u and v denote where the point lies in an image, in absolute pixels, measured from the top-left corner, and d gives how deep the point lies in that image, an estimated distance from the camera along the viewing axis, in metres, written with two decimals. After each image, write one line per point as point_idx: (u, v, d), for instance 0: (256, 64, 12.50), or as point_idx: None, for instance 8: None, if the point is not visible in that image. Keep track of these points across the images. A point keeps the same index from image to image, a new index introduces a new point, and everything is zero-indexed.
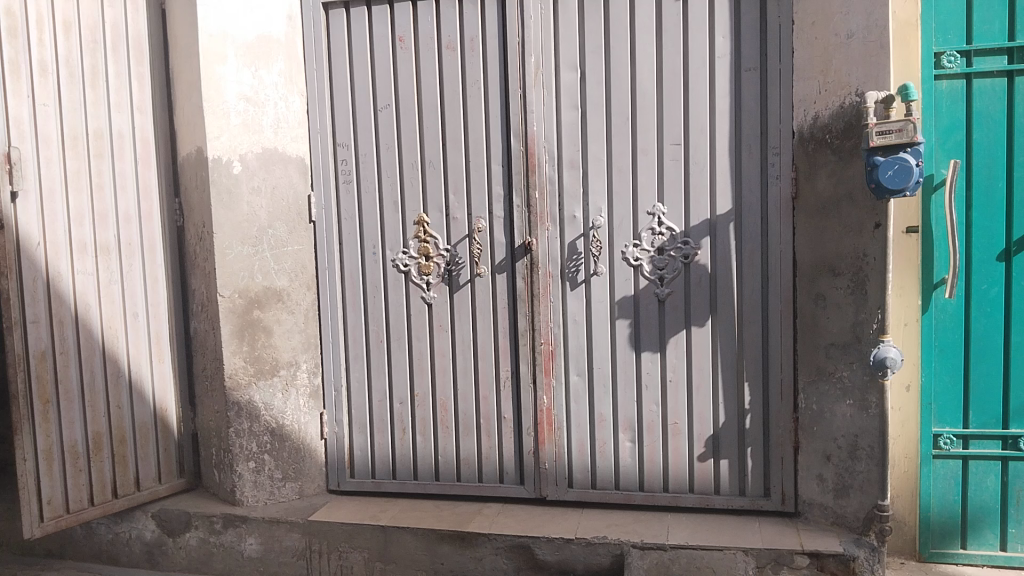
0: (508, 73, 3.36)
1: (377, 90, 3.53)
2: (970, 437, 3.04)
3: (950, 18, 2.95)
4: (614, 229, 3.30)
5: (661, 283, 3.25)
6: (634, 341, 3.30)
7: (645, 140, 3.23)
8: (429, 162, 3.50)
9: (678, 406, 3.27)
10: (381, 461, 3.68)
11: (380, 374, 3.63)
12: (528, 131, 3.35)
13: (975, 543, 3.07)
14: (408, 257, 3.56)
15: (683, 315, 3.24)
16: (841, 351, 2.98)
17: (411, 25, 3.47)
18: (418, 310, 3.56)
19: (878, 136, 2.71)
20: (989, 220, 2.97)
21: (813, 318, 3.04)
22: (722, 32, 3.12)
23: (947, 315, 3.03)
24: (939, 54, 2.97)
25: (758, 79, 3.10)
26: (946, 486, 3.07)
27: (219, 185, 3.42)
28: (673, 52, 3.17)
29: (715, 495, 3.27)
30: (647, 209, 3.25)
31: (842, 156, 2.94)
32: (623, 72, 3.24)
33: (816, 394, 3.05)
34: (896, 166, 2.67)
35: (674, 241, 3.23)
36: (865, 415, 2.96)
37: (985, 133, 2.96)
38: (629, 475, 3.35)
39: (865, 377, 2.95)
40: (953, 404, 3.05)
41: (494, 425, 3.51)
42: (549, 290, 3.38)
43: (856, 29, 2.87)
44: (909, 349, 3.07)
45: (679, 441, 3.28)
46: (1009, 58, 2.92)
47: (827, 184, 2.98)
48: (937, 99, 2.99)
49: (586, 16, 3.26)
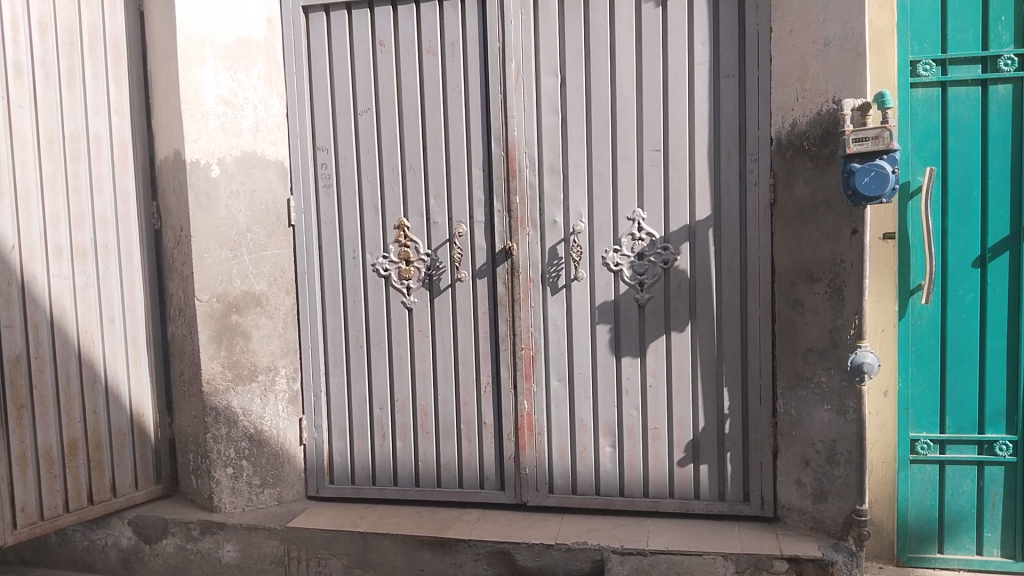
0: (489, 78, 3.37)
1: (357, 93, 3.52)
2: (947, 442, 3.08)
3: (925, 27, 2.99)
4: (594, 234, 3.30)
5: (641, 288, 3.26)
6: (615, 346, 3.31)
7: (626, 146, 3.24)
8: (409, 167, 3.49)
9: (658, 411, 3.28)
10: (361, 467, 3.65)
11: (360, 379, 3.61)
12: (509, 136, 3.35)
13: (952, 547, 3.11)
14: (387, 262, 3.54)
15: (662, 321, 3.25)
16: (819, 357, 3.01)
17: (392, 29, 3.46)
18: (398, 315, 3.55)
19: (854, 143, 2.74)
20: (965, 227, 3.01)
21: (791, 324, 3.07)
22: (702, 39, 3.14)
23: (924, 321, 3.06)
24: (915, 62, 3.01)
25: (737, 86, 3.13)
26: (923, 491, 3.11)
27: (197, 189, 3.39)
28: (653, 58, 3.19)
29: (694, 500, 3.28)
30: (627, 214, 3.26)
31: (820, 162, 2.97)
32: (603, 77, 3.25)
33: (795, 399, 3.07)
34: (872, 173, 2.70)
35: (654, 246, 3.24)
36: (843, 420, 2.98)
37: (960, 140, 3.00)
38: (609, 480, 3.36)
39: (843, 382, 2.97)
40: (930, 408, 3.09)
41: (474, 430, 3.51)
42: (530, 295, 3.38)
43: (833, 37, 2.91)
44: (886, 354, 3.08)
45: (659, 446, 3.30)
46: (983, 67, 2.97)
47: (805, 191, 3.01)
48: (913, 107, 3.03)
49: (566, 22, 3.27)
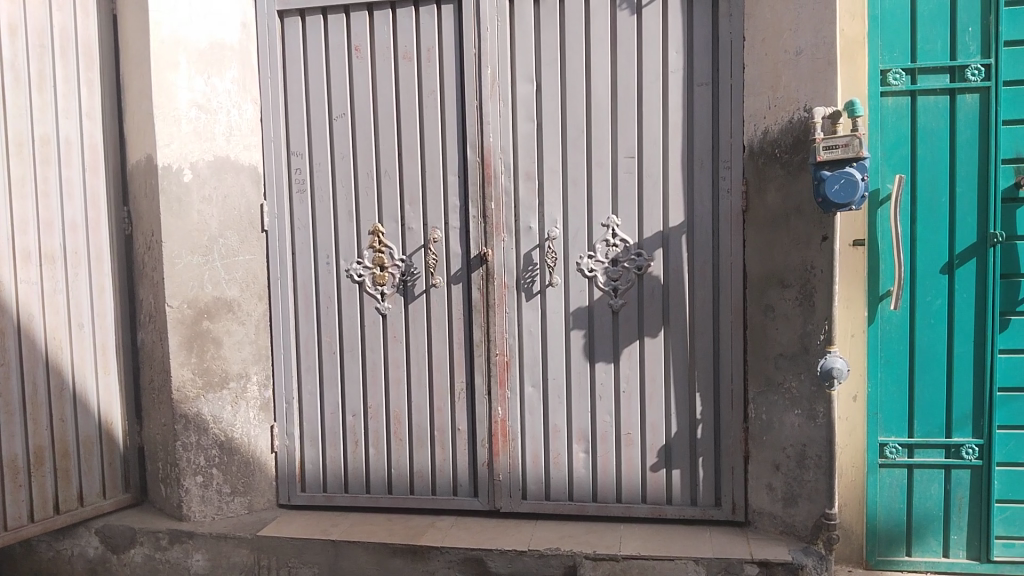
0: (465, 84, 3.37)
1: (332, 98, 3.51)
2: (915, 446, 3.12)
3: (895, 37, 3.04)
4: (569, 240, 3.31)
5: (615, 293, 3.28)
6: (589, 351, 3.32)
7: (600, 152, 3.26)
8: (384, 172, 3.47)
9: (631, 416, 3.29)
10: (333, 474, 3.63)
11: (333, 386, 3.59)
12: (484, 142, 3.35)
13: (919, 549, 3.15)
14: (361, 267, 3.52)
15: (636, 326, 3.27)
16: (789, 361, 3.04)
17: (368, 34, 3.45)
18: (371, 321, 3.53)
19: (825, 151, 2.78)
20: (933, 234, 3.06)
21: (762, 329, 3.10)
22: (675, 47, 3.17)
23: (893, 327, 3.10)
24: (885, 72, 3.06)
25: (710, 94, 3.16)
26: (891, 494, 3.14)
27: (169, 194, 3.35)
28: (628, 65, 3.21)
29: (667, 505, 3.29)
30: (601, 221, 3.28)
31: (791, 169, 3.01)
32: (578, 84, 3.26)
33: (766, 403, 3.10)
34: (842, 180, 2.73)
35: (628, 252, 3.26)
36: (813, 424, 3.01)
37: (929, 149, 3.05)
38: (582, 486, 3.36)
39: (813, 387, 3.01)
40: (898, 414, 3.12)
41: (448, 437, 3.50)
42: (504, 300, 3.38)
43: (804, 46, 2.94)
44: (855, 360, 3.12)
45: (632, 452, 3.30)
46: (952, 76, 3.02)
47: (776, 198, 3.04)
48: (883, 116, 3.07)
49: (542, 29, 3.28)
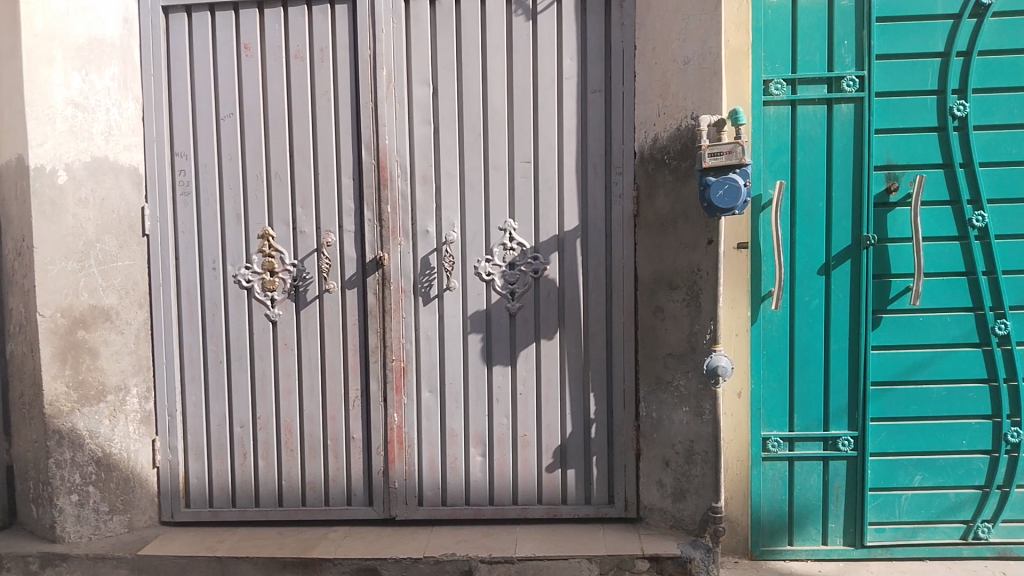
0: (359, 86, 3.32)
1: (221, 97, 3.39)
2: (796, 440, 3.28)
3: (777, 49, 3.20)
4: (465, 244, 3.31)
5: (512, 296, 3.30)
6: (486, 354, 3.33)
7: (497, 156, 3.27)
8: (275, 174, 3.38)
9: (528, 419, 3.32)
10: (220, 488, 3.50)
11: (220, 397, 3.46)
12: (380, 144, 3.31)
13: (800, 538, 3.32)
14: (250, 273, 3.42)
15: (532, 329, 3.30)
16: (677, 361, 3.14)
17: (258, 33, 3.36)
18: (261, 328, 3.43)
19: (710, 157, 2.86)
20: (811, 237, 3.22)
21: (652, 330, 3.18)
22: (570, 54, 3.22)
23: (774, 326, 3.25)
24: (768, 82, 3.20)
25: (603, 100, 3.23)
26: (774, 486, 3.29)
27: (41, 196, 3.16)
28: (523, 71, 3.24)
29: (562, 505, 3.34)
30: (499, 224, 3.29)
31: (679, 175, 3.10)
32: (475, 88, 3.27)
33: (656, 402, 3.19)
34: (725, 186, 2.85)
35: (525, 256, 3.29)
36: (700, 421, 3.11)
37: (807, 156, 3.21)
38: (479, 490, 3.36)
39: (699, 385, 3.11)
40: (780, 409, 3.27)
41: (341, 446, 3.43)
42: (400, 305, 3.35)
43: (691, 55, 3.05)
44: (740, 358, 3.25)
45: (528, 453, 3.33)
46: (828, 87, 3.19)
47: (665, 202, 3.13)
48: (765, 124, 3.22)
49: (438, 33, 3.27)
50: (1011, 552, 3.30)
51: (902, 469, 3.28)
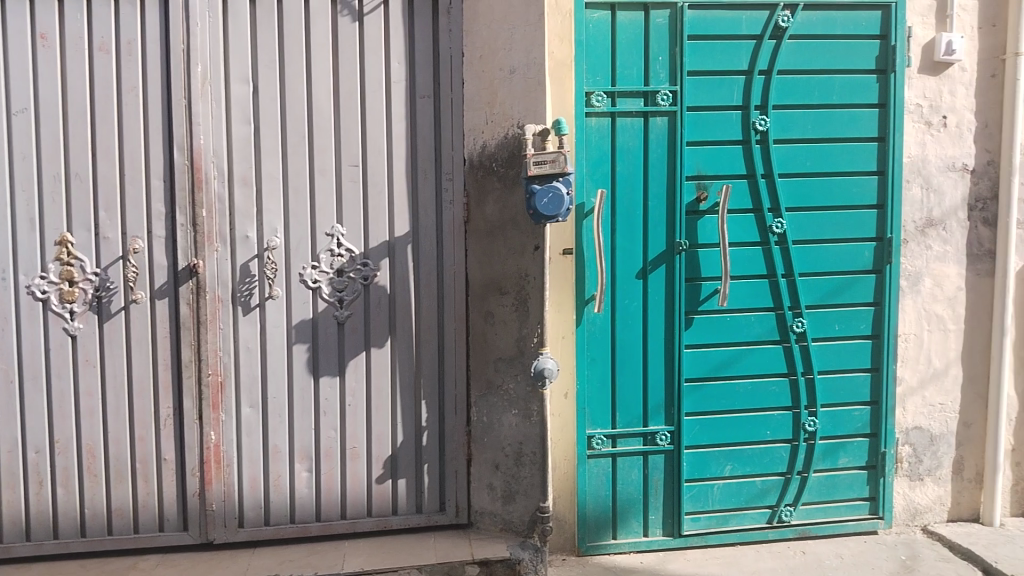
0: (172, 82, 3.11)
1: (9, 88, 3.06)
2: (618, 436, 3.43)
3: (598, 62, 3.33)
4: (290, 251, 3.19)
5: (340, 304, 3.22)
6: (312, 366, 3.22)
7: (323, 160, 3.18)
8: (75, 175, 3.10)
9: (357, 431, 3.25)
10: (10, 523, 3.15)
11: (9, 422, 3.12)
12: (194, 145, 3.13)
13: (623, 532, 3.47)
14: (46, 283, 3.12)
15: (361, 337, 3.23)
16: (507, 365, 3.20)
17: (54, 20, 3.06)
18: (59, 343, 3.13)
19: (535, 166, 2.94)
20: (630, 243, 3.39)
21: (483, 335, 3.22)
22: (397, 58, 3.19)
23: (597, 328, 3.38)
24: (589, 94, 3.32)
25: (431, 106, 3.22)
26: (599, 482, 3.43)
27: None
28: (349, 73, 3.17)
29: (392, 516, 3.29)
30: (325, 230, 3.20)
31: (507, 183, 3.17)
32: (298, 88, 3.16)
33: (486, 406, 3.23)
34: (550, 194, 2.93)
35: (353, 263, 3.22)
36: (528, 423, 3.20)
37: (626, 165, 3.37)
38: (305, 506, 3.25)
39: (527, 388, 3.18)
40: (603, 407, 3.41)
41: (152, 468, 3.20)
42: (218, 314, 3.18)
43: (517, 65, 3.12)
44: (565, 360, 3.36)
45: (357, 465, 3.26)
46: (645, 100, 3.37)
47: (495, 209, 3.18)
48: (587, 134, 3.34)
49: (259, 30, 3.13)
50: (809, 532, 3.63)
51: (714, 460, 3.52)
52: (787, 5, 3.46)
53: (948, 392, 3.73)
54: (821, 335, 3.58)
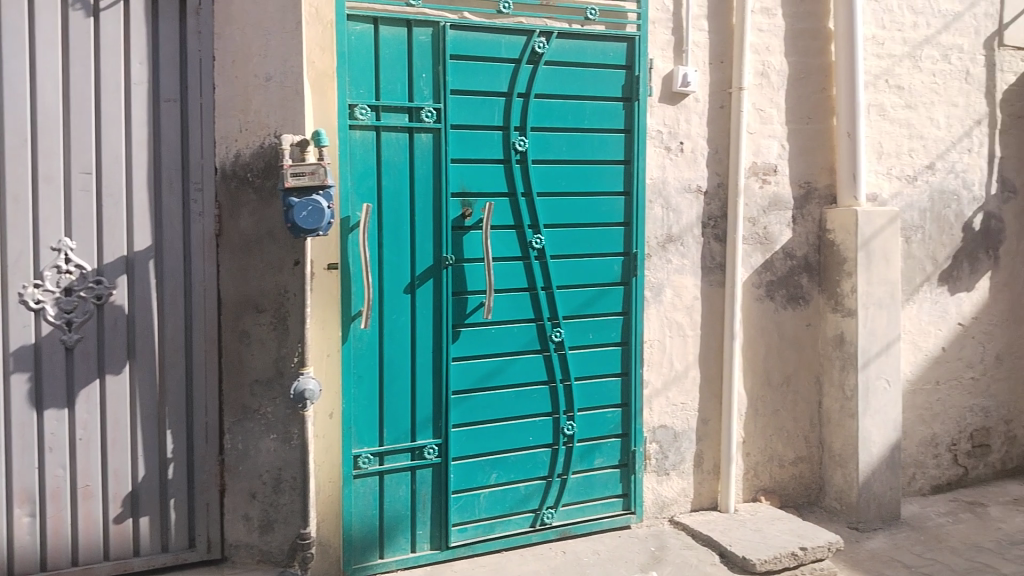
0: None
1: None
2: (385, 453, 3.41)
3: (361, 75, 3.30)
4: (6, 266, 2.82)
5: (68, 327, 2.89)
6: (35, 398, 2.87)
7: (48, 166, 2.85)
8: None
9: (89, 467, 2.94)
10: None
11: None
12: None
13: (390, 549, 3.45)
14: None
15: (95, 363, 2.93)
16: (264, 387, 3.07)
17: None
18: None
19: (292, 178, 2.84)
20: (396, 258, 3.39)
21: (237, 356, 3.06)
22: (138, 58, 2.95)
23: (363, 345, 3.34)
24: (353, 106, 3.28)
25: (177, 111, 3.00)
26: (365, 502, 3.38)
27: None
28: (81, 72, 2.88)
29: (132, 558, 3.00)
30: (50, 244, 2.87)
31: (263, 195, 3.05)
32: (19, 86, 2.82)
33: (242, 432, 3.07)
34: (309, 207, 2.84)
35: (84, 280, 2.91)
36: (288, 446, 3.09)
37: (391, 180, 3.37)
38: (26, 556, 2.88)
39: (287, 410, 3.09)
40: (370, 425, 3.37)
41: None
42: None
43: (273, 72, 3.01)
44: (330, 379, 3.26)
45: (90, 506, 2.94)
46: (409, 116, 3.39)
47: (249, 223, 3.05)
48: (351, 146, 3.28)
49: None
50: (569, 532, 3.83)
51: (480, 469, 3.60)
52: (543, 31, 3.65)
53: (687, 392, 4.11)
54: (578, 344, 3.81)
